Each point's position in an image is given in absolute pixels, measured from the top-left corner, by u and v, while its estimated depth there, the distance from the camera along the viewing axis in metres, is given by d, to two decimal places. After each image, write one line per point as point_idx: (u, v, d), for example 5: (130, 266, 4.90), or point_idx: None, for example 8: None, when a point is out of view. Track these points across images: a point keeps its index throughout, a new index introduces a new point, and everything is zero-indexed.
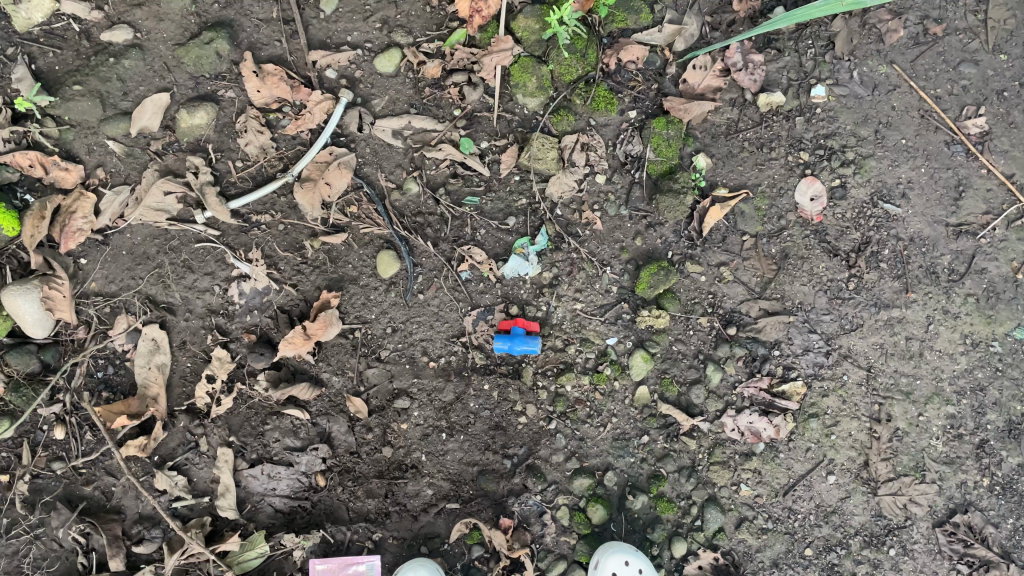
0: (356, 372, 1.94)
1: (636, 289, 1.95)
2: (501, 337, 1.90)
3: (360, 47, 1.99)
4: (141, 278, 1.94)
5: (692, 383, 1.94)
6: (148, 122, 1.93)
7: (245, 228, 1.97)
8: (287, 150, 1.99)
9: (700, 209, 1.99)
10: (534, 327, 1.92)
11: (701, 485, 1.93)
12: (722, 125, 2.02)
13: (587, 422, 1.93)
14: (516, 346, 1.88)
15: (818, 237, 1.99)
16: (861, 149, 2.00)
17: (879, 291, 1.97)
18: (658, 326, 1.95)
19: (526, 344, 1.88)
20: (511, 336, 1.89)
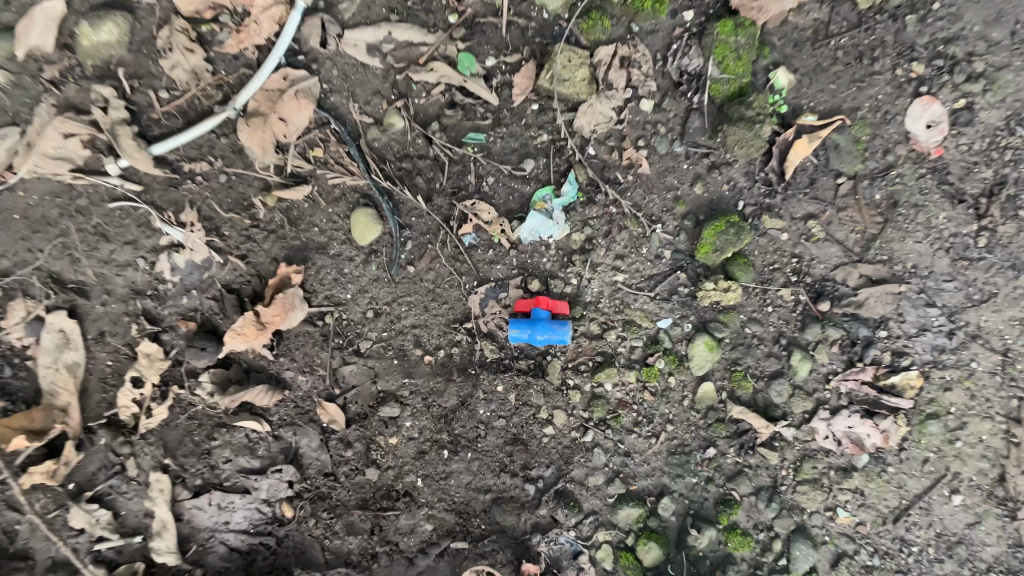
0: (329, 369, 1.49)
1: (698, 254, 1.48)
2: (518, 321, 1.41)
3: None
4: (41, 251, 1.42)
5: (771, 377, 1.47)
6: (40, 40, 1.37)
7: (175, 181, 1.47)
8: (227, 75, 1.48)
9: (782, 142, 1.48)
10: (562, 308, 1.44)
11: (785, 512, 1.46)
12: (808, 30, 1.50)
13: (633, 432, 1.47)
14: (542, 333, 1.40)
15: (937, 176, 1.46)
16: (996, 56, 1.43)
17: (1018, 249, 1.44)
18: (727, 303, 1.47)
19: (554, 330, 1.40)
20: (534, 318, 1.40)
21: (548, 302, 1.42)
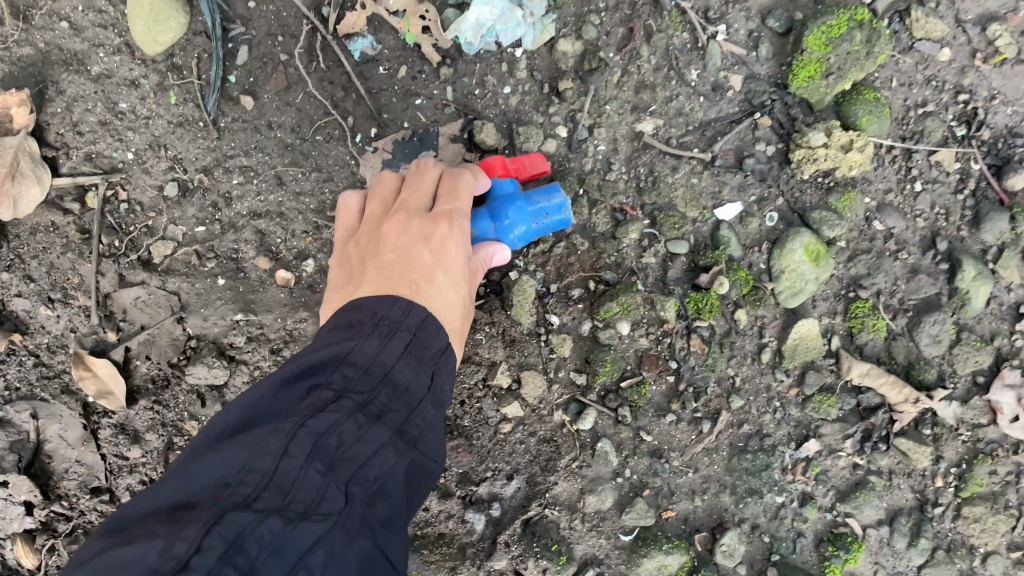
0: (91, 296, 0.78)
1: (793, 80, 0.79)
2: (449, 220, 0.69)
3: None
4: None
5: (919, 311, 0.79)
6: None
7: None
8: None
9: None
10: (544, 166, 0.71)
11: (941, 558, 0.80)
12: None
13: (669, 413, 0.78)
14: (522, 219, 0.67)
15: None
16: None
17: None
18: (845, 171, 0.79)
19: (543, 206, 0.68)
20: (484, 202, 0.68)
21: (509, 165, 0.69)
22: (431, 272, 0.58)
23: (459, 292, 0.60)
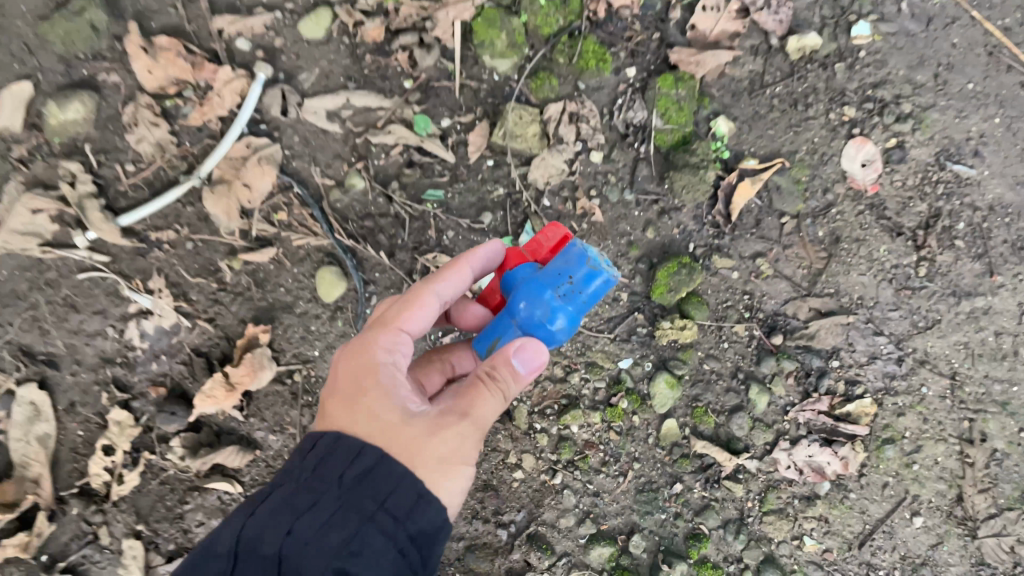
0: (298, 427, 1.61)
1: (652, 294, 1.55)
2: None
3: (279, 8, 1.60)
4: (9, 325, 1.52)
5: (732, 411, 1.55)
6: (7, 121, 1.53)
7: (142, 250, 1.54)
8: (192, 146, 1.59)
9: (726, 186, 1.59)
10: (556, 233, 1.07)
11: (752, 542, 1.57)
12: (744, 81, 1.63)
13: (602, 472, 1.56)
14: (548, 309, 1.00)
15: (876, 212, 1.60)
16: (918, 100, 1.62)
17: (957, 275, 1.58)
18: (684, 340, 1.55)
19: (554, 291, 1.00)
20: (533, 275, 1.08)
21: (528, 253, 1.09)
22: (339, 404, 1.01)
23: (368, 397, 1.00)
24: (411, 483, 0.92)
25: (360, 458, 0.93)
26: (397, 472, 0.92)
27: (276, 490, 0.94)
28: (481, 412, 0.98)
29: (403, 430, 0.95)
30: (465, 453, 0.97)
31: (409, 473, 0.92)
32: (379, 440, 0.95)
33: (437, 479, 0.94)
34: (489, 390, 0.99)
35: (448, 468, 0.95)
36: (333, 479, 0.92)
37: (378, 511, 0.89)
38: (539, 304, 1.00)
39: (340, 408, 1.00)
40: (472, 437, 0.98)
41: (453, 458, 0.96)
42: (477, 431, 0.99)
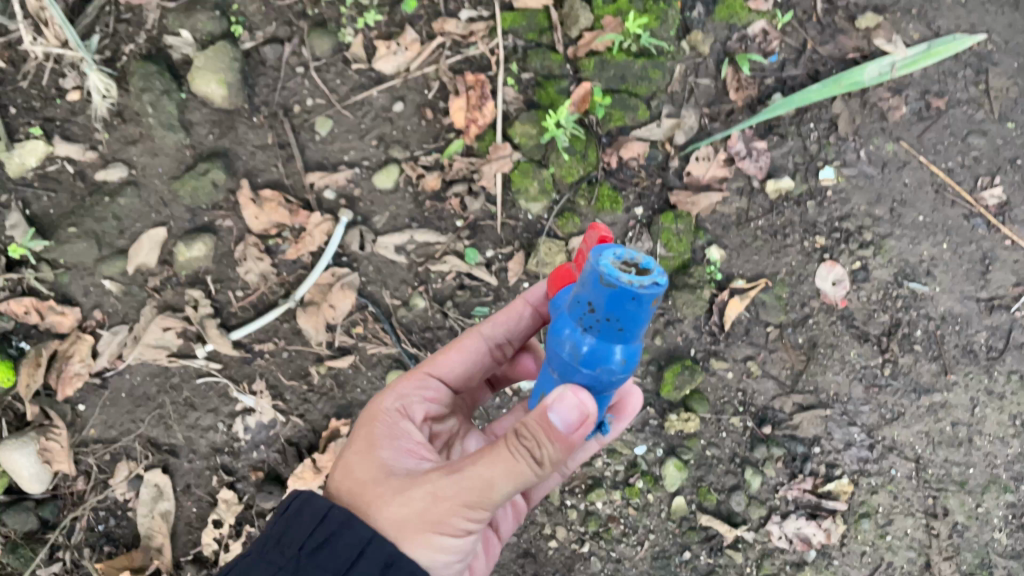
0: None
1: (661, 392, 1.91)
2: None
3: (358, 164, 2.03)
4: (141, 421, 1.92)
5: (731, 489, 1.89)
6: (145, 258, 1.96)
7: (247, 358, 1.94)
8: (288, 275, 1.98)
9: (720, 301, 1.95)
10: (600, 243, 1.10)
11: None
12: (733, 215, 2.01)
13: (622, 541, 1.88)
14: (579, 344, 1.07)
15: (846, 322, 1.98)
16: (878, 229, 2.02)
17: (916, 375, 1.98)
18: (688, 430, 1.91)
19: (579, 322, 1.06)
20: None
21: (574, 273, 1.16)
22: (351, 450, 1.29)
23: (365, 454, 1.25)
24: (370, 553, 1.13)
25: (342, 499, 1.21)
26: (356, 545, 1.14)
27: (243, 559, 1.19)
28: (491, 474, 1.10)
29: (378, 484, 1.19)
30: (447, 520, 1.12)
31: (369, 539, 1.13)
32: (338, 518, 1.17)
33: (406, 533, 1.13)
34: (476, 459, 1.12)
35: (415, 526, 1.13)
36: (292, 553, 1.16)
37: None
38: (565, 341, 1.09)
39: (349, 457, 1.28)
40: (456, 497, 1.11)
41: (431, 523, 1.13)
42: (474, 496, 1.12)
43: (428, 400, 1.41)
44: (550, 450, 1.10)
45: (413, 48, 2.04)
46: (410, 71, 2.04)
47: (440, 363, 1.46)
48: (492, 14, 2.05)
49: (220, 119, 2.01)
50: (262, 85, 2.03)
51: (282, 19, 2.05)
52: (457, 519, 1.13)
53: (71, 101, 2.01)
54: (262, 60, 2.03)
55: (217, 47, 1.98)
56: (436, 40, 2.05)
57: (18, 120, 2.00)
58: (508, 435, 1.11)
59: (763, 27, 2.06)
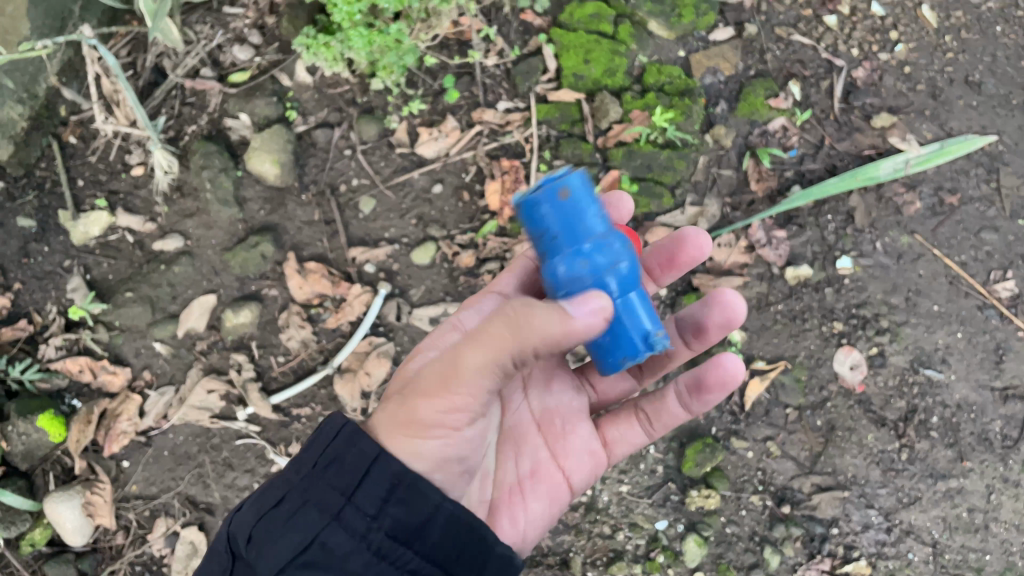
0: None
1: (682, 468, 1.99)
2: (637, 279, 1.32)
3: (397, 241, 2.15)
4: (181, 478, 2.04)
5: (750, 567, 1.95)
6: (195, 322, 2.09)
7: (286, 421, 2.06)
8: (328, 342, 2.09)
9: (740, 382, 2.04)
10: None
11: None
12: (753, 299, 2.10)
13: None
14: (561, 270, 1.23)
15: (863, 407, 2.05)
16: (894, 317, 2.10)
17: (933, 461, 2.03)
18: (709, 507, 1.98)
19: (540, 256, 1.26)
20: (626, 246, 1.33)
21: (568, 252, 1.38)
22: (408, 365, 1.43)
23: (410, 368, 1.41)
24: (377, 471, 1.20)
25: (378, 402, 1.38)
26: (362, 463, 1.21)
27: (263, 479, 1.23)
28: (468, 355, 1.23)
29: (400, 394, 1.33)
30: (417, 419, 1.26)
31: (374, 458, 1.21)
32: (348, 438, 1.23)
33: (388, 429, 1.28)
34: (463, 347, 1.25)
35: (394, 425, 1.28)
36: (306, 472, 1.20)
37: (345, 502, 1.16)
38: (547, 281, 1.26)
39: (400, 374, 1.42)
40: (423, 392, 1.27)
41: (404, 421, 1.27)
42: (442, 382, 1.26)
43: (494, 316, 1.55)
44: (519, 325, 1.17)
45: (453, 134, 2.18)
46: (450, 156, 2.18)
47: (501, 283, 1.62)
48: (528, 106, 2.20)
49: (272, 195, 2.15)
50: (312, 166, 2.17)
51: (333, 105, 2.19)
52: (425, 412, 1.26)
53: (135, 175, 2.17)
54: (313, 142, 2.18)
55: (272, 129, 2.14)
56: (475, 128, 2.18)
57: (85, 192, 2.16)
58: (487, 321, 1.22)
59: (783, 124, 2.19)
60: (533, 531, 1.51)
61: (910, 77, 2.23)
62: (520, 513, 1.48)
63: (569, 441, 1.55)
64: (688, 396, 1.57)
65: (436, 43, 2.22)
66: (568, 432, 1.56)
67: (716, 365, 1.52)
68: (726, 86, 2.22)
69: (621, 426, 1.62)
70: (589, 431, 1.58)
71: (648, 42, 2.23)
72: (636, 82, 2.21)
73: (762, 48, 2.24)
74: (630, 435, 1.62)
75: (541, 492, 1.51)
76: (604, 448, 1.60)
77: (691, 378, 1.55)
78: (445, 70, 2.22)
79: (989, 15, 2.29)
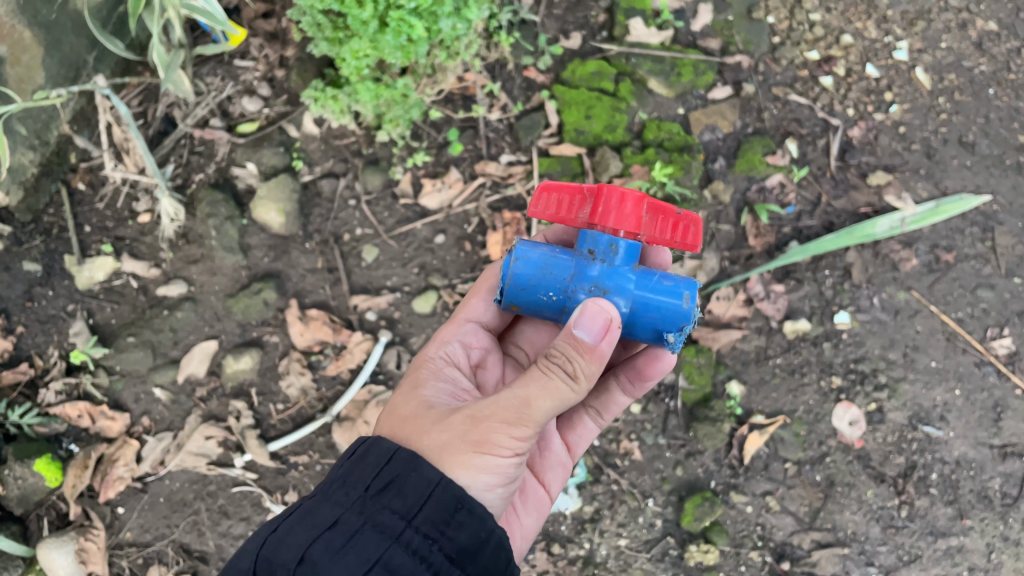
0: None
1: (681, 521, 2.02)
2: (640, 274, 1.32)
3: (399, 289, 2.17)
4: (176, 526, 2.05)
5: None
6: (195, 368, 2.10)
7: (283, 469, 2.07)
8: (327, 390, 2.10)
9: (739, 435, 2.06)
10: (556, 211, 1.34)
11: None
12: (752, 352, 2.12)
13: None
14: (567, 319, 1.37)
15: (862, 462, 2.06)
16: (892, 372, 2.11)
17: (933, 518, 2.04)
18: (708, 562, 2.01)
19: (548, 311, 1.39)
20: (612, 252, 1.31)
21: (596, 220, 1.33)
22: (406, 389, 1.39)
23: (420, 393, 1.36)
24: (438, 495, 1.13)
25: (387, 426, 1.32)
26: (423, 487, 1.13)
27: (306, 502, 1.18)
28: (532, 393, 1.19)
29: (426, 415, 1.28)
30: (490, 438, 1.17)
31: (438, 481, 1.14)
32: (405, 463, 1.17)
33: (450, 455, 1.17)
34: (517, 384, 1.21)
35: (459, 448, 1.18)
36: (358, 495, 1.15)
37: (404, 526, 1.10)
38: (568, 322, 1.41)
39: (402, 399, 1.36)
40: (497, 415, 1.19)
41: (474, 444, 1.17)
42: (515, 412, 1.18)
43: (468, 347, 1.57)
44: (582, 364, 1.21)
45: (457, 186, 2.21)
46: (453, 207, 2.21)
47: (474, 308, 1.63)
48: (530, 159, 2.24)
49: (276, 244, 2.18)
50: (316, 215, 2.20)
51: (339, 156, 2.23)
52: (500, 437, 1.17)
53: (141, 222, 2.20)
54: (318, 191, 2.21)
55: (278, 178, 2.16)
56: (478, 180, 2.22)
57: (91, 238, 2.19)
58: (542, 362, 1.22)
59: (780, 180, 2.23)
60: (523, 543, 1.56)
61: (904, 137, 2.28)
62: (516, 529, 1.52)
63: (547, 459, 1.59)
64: (629, 385, 1.66)
65: (441, 97, 2.26)
66: (545, 449, 1.59)
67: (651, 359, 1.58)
68: (724, 143, 2.27)
69: (579, 431, 1.67)
70: (560, 445, 1.63)
71: (647, 100, 2.28)
72: (636, 138, 2.26)
73: (759, 107, 2.30)
74: (586, 435, 1.68)
75: (532, 507, 1.55)
76: (569, 455, 1.66)
77: (631, 370, 1.64)
78: (450, 123, 2.26)
79: (981, 78, 2.33)
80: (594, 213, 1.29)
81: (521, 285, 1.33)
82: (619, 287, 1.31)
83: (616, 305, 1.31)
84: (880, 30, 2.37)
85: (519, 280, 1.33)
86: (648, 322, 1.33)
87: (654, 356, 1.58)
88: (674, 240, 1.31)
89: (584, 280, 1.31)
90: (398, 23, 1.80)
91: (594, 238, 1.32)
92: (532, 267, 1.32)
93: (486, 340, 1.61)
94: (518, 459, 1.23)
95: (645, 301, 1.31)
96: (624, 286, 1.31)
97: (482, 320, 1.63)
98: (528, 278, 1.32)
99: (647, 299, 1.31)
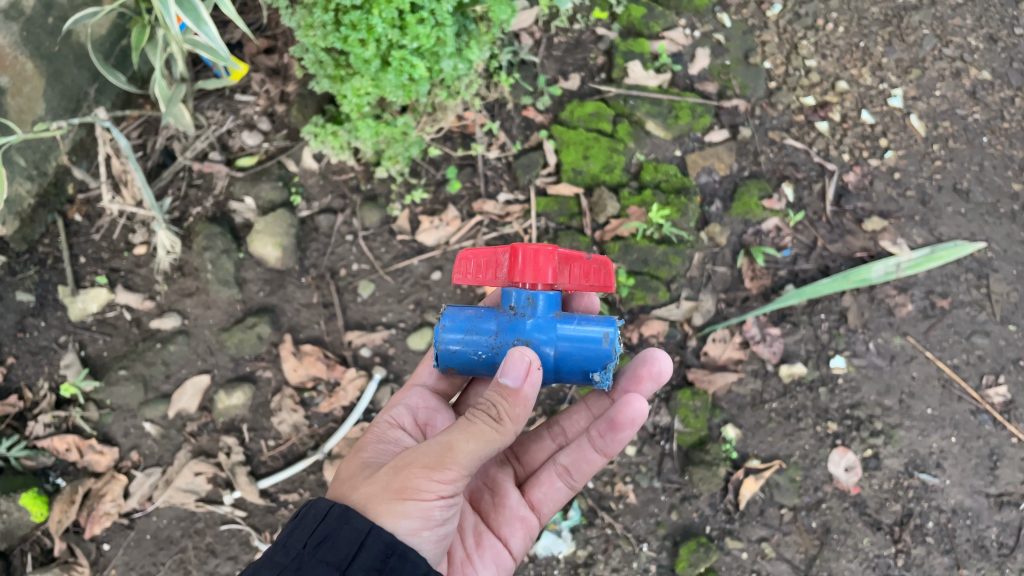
0: None
1: (676, 567, 2.00)
2: (562, 321, 1.34)
3: (394, 326, 2.16)
4: (162, 563, 2.01)
5: None
6: (186, 402, 2.08)
7: (272, 507, 2.05)
8: (319, 427, 2.09)
9: (735, 480, 2.05)
10: (473, 277, 1.39)
11: None
12: (748, 396, 2.12)
13: None
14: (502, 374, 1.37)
15: (858, 509, 2.05)
16: (888, 419, 2.10)
17: (929, 566, 2.02)
18: None
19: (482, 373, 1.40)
20: (530, 305, 1.33)
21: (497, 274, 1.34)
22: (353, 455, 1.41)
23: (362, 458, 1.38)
24: (370, 543, 1.13)
25: (332, 490, 1.34)
26: (355, 537, 1.13)
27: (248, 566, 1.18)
28: (453, 437, 1.19)
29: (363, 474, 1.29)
30: (411, 484, 1.17)
31: (368, 531, 1.14)
32: (338, 516, 1.17)
33: (375, 505, 1.18)
34: (442, 431, 1.22)
35: (382, 497, 1.18)
36: (298, 552, 1.15)
37: None
38: None
39: (347, 464, 1.39)
40: (418, 462, 1.19)
41: (396, 491, 1.18)
42: (435, 456, 1.18)
43: (414, 408, 1.58)
44: (507, 406, 1.22)
45: (454, 224, 2.22)
46: (450, 244, 2.21)
47: (421, 373, 1.68)
48: (528, 198, 2.25)
49: (272, 278, 2.17)
50: (313, 250, 2.20)
51: (337, 192, 2.23)
52: (421, 482, 1.17)
53: (137, 254, 2.19)
54: (316, 226, 2.21)
55: (277, 213, 2.16)
56: (475, 218, 2.23)
57: (86, 269, 2.17)
58: (469, 411, 1.23)
59: (776, 224, 2.24)
60: None
61: (899, 182, 2.30)
62: None
63: (503, 512, 1.57)
64: (601, 439, 1.61)
65: (440, 135, 2.27)
66: (499, 503, 1.57)
67: (622, 407, 1.55)
68: (721, 185, 2.28)
69: (545, 486, 1.64)
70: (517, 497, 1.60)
71: (645, 141, 2.29)
72: (633, 178, 2.27)
73: (756, 150, 2.32)
74: (555, 492, 1.64)
75: (489, 559, 1.53)
76: (533, 513, 1.62)
77: (602, 423, 1.60)
78: (448, 161, 2.26)
79: (975, 126, 2.36)
80: (510, 273, 1.29)
81: (453, 345, 1.36)
82: (546, 334, 1.33)
83: (542, 352, 1.33)
84: (875, 76, 2.40)
85: (448, 345, 1.37)
86: (575, 365, 1.34)
87: (626, 403, 1.55)
88: (589, 286, 1.35)
89: (508, 334, 1.34)
90: (400, 63, 1.81)
91: (514, 294, 1.35)
92: (458, 331, 1.36)
93: (432, 401, 1.63)
94: (449, 505, 1.21)
95: (567, 345, 1.33)
96: (548, 335, 1.33)
97: (429, 383, 1.66)
98: (455, 342, 1.36)
99: (569, 342, 1.32)
